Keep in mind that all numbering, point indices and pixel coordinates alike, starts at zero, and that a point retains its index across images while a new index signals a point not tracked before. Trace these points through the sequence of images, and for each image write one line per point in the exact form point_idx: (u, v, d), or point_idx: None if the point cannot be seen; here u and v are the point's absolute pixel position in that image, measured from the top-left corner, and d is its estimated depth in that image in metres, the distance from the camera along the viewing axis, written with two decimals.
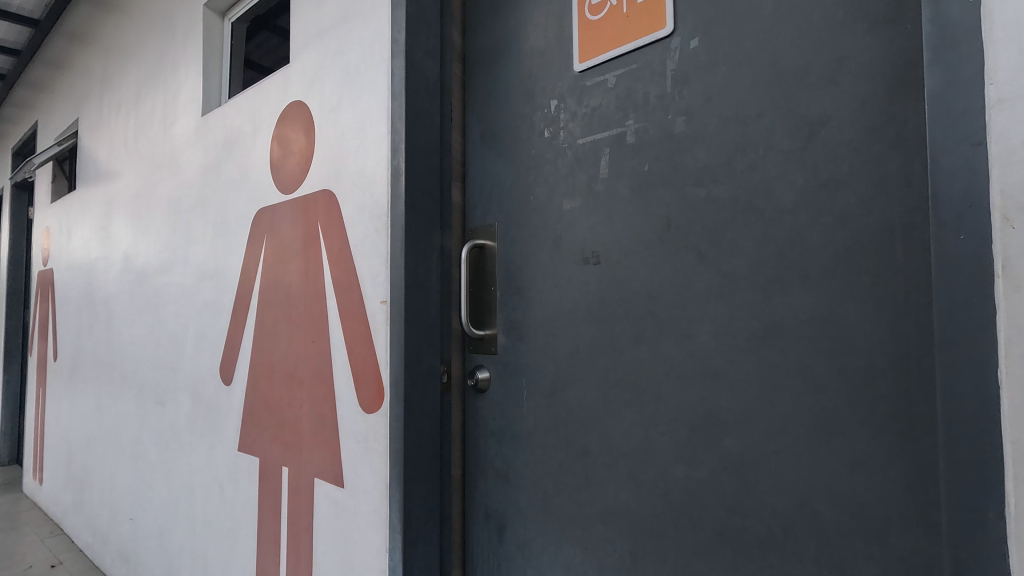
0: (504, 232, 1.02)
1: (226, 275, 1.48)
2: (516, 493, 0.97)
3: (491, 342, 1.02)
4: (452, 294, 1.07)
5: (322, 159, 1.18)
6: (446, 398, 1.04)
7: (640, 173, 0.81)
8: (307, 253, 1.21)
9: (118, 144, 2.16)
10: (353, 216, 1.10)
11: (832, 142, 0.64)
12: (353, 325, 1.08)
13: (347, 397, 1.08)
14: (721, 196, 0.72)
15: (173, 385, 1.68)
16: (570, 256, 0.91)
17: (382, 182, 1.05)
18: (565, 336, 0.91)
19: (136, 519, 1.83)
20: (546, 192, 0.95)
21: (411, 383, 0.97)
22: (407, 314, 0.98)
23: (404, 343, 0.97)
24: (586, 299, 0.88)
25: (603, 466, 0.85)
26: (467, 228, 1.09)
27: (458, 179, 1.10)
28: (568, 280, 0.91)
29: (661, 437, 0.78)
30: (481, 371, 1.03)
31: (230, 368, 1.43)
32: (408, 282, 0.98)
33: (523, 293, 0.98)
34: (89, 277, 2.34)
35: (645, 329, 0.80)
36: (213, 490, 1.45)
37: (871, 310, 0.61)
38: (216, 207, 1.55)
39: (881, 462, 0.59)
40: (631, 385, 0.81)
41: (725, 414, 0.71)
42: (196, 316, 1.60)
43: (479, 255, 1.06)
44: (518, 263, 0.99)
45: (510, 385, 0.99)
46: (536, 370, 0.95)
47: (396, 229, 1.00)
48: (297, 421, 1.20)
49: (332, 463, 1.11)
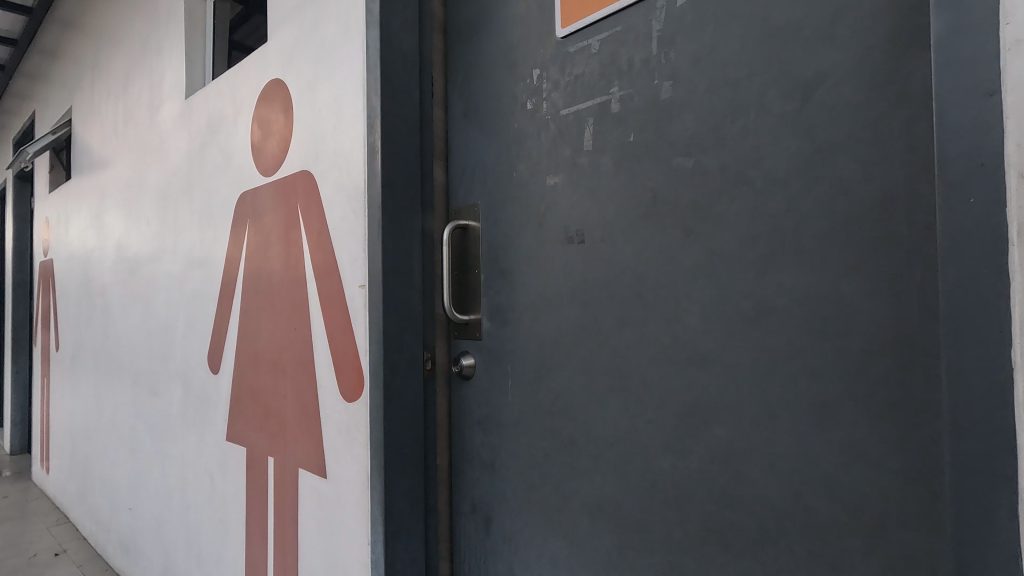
0: (487, 212, 0.97)
1: (212, 263, 1.45)
2: (502, 484, 0.93)
3: (475, 327, 0.98)
4: (435, 278, 1.02)
5: (300, 140, 1.14)
6: (430, 385, 1.00)
7: (625, 145, 0.76)
8: (288, 238, 1.17)
9: (108, 132, 2.13)
10: (331, 198, 1.06)
11: (829, 104, 0.58)
12: (334, 312, 1.04)
13: (328, 386, 1.05)
14: (709, 167, 0.67)
15: (165, 375, 1.66)
16: (554, 236, 0.86)
17: (359, 162, 1.00)
18: (549, 321, 0.86)
19: (133, 509, 1.83)
20: (529, 168, 0.90)
21: (392, 370, 0.94)
22: (385, 299, 0.94)
23: (383, 329, 0.93)
24: (570, 280, 0.83)
25: (588, 457, 0.80)
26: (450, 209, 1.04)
27: (441, 158, 1.05)
28: (551, 261, 0.86)
29: (649, 425, 0.73)
30: (465, 358, 0.99)
31: (218, 357, 1.40)
32: (387, 265, 0.94)
33: (506, 275, 0.93)
34: (85, 267, 2.33)
35: (631, 312, 0.75)
36: (204, 480, 1.44)
37: (871, 288, 0.55)
38: (201, 193, 1.51)
39: (884, 452, 0.54)
40: (617, 371, 0.77)
41: (714, 402, 0.66)
42: (185, 304, 1.57)
43: (462, 237, 1.02)
44: (501, 244, 0.94)
45: (495, 371, 0.95)
46: (520, 356, 0.90)
47: (373, 211, 0.96)
48: (281, 411, 1.17)
49: (316, 454, 1.07)
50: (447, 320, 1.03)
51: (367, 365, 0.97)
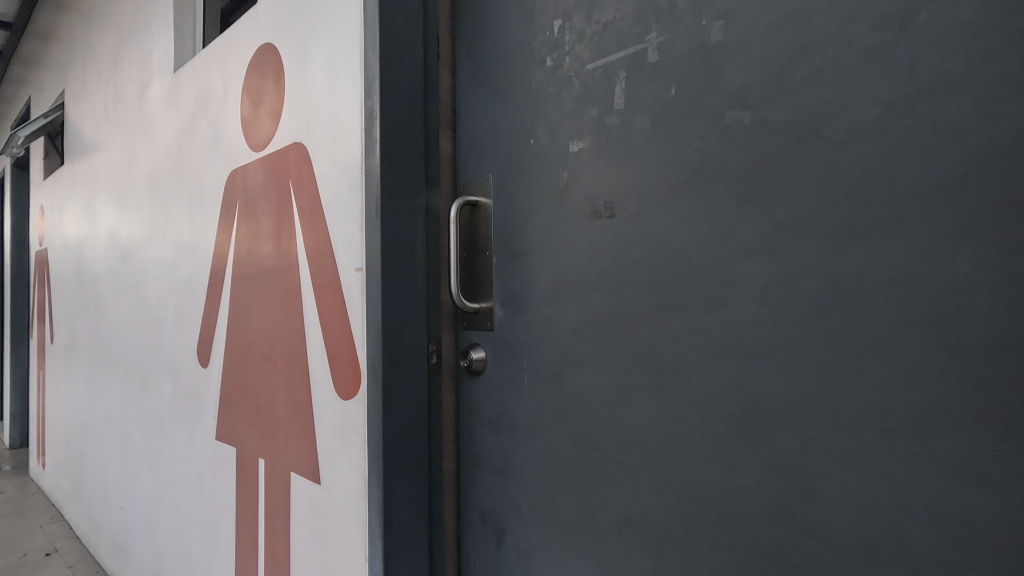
0: (500, 186, 0.86)
1: (201, 249, 1.34)
2: (516, 493, 0.82)
3: (487, 316, 0.87)
4: (441, 261, 0.91)
5: (292, 109, 1.03)
6: (436, 381, 0.89)
7: (664, 100, 0.64)
8: (280, 219, 1.06)
9: (99, 114, 2.03)
10: (326, 173, 0.95)
11: (934, 33, 0.46)
12: (328, 299, 0.94)
13: (322, 382, 0.94)
14: (772, 121, 0.55)
15: (155, 368, 1.56)
16: (577, 210, 0.74)
17: (356, 131, 0.89)
18: (571, 309, 0.75)
19: (124, 509, 1.74)
20: (548, 134, 0.78)
21: (392, 363, 0.83)
22: (384, 283, 0.83)
23: (382, 316, 0.82)
24: (596, 262, 0.72)
25: (618, 465, 0.69)
26: (457, 185, 0.93)
27: (448, 127, 0.94)
28: (575, 239, 0.74)
29: (691, 430, 0.62)
30: (475, 351, 0.88)
31: (207, 349, 1.30)
32: (387, 244, 0.83)
33: (522, 257, 0.82)
34: (78, 255, 2.24)
35: (671, 297, 0.64)
36: (193, 481, 1.34)
37: (991, 264, 0.44)
38: (191, 173, 1.40)
39: (1010, 469, 0.43)
40: (653, 367, 0.65)
41: (777, 404, 0.55)
42: (175, 292, 1.47)
43: (472, 216, 0.91)
44: (516, 222, 0.83)
45: (510, 365, 0.84)
46: (537, 348, 0.79)
47: (372, 184, 0.85)
48: (273, 409, 1.06)
49: (309, 457, 0.97)
50: (455, 309, 0.92)
51: (364, 357, 0.87)
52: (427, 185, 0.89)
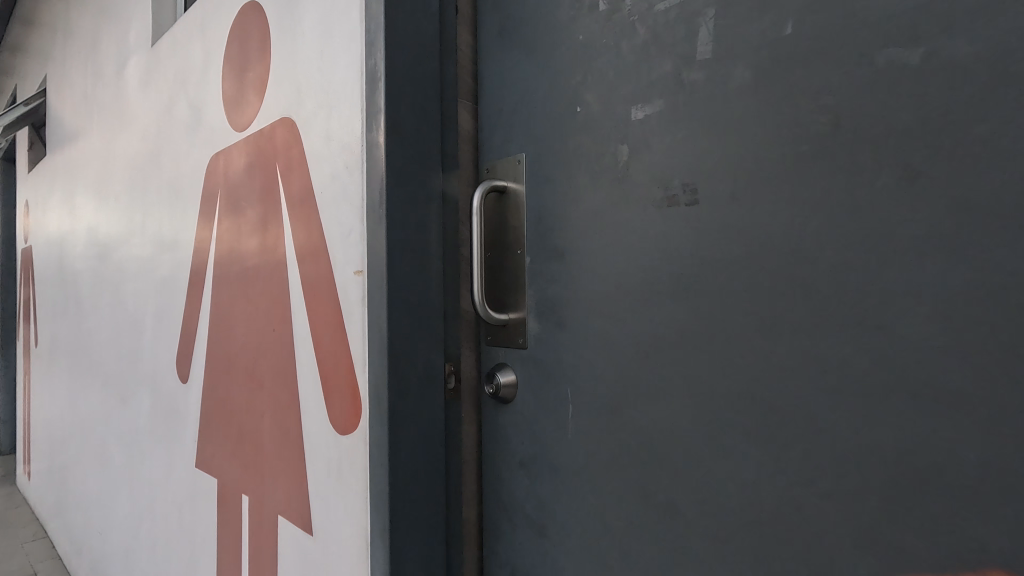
0: (535, 168, 0.69)
1: (181, 246, 1.17)
2: (557, 554, 0.65)
3: (519, 331, 0.70)
4: (461, 261, 0.74)
5: (279, 78, 0.86)
6: (455, 409, 0.72)
7: (774, 43, 0.47)
8: (266, 210, 0.89)
9: (78, 98, 1.86)
10: (319, 153, 0.78)
11: None
12: (321, 307, 0.77)
13: (314, 407, 0.77)
14: (956, 60, 0.37)
15: (133, 379, 1.40)
16: (642, 197, 0.57)
17: (355, 100, 0.72)
18: (632, 324, 0.58)
19: (103, 532, 1.58)
20: (601, 99, 0.61)
21: (400, 390, 0.66)
22: (390, 289, 0.66)
23: (387, 331, 0.65)
24: (669, 263, 0.55)
25: (699, 535, 0.52)
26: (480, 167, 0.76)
27: (468, 97, 0.77)
28: (638, 234, 0.57)
29: (815, 499, 0.45)
30: (504, 373, 0.71)
31: (188, 361, 1.13)
32: (394, 240, 0.66)
33: (564, 258, 0.65)
34: (59, 253, 2.08)
35: (783, 315, 0.46)
36: (172, 511, 1.18)
37: None
38: (169, 160, 1.23)
39: None
40: (754, 408, 0.48)
41: (961, 475, 0.38)
42: (154, 295, 1.30)
43: (498, 205, 0.73)
44: (557, 213, 0.66)
45: (548, 392, 0.67)
46: (586, 373, 0.62)
47: (374, 165, 0.68)
48: (258, 436, 0.90)
49: (298, 497, 0.80)
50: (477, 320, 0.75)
51: (365, 381, 0.70)
52: (443, 167, 0.72)
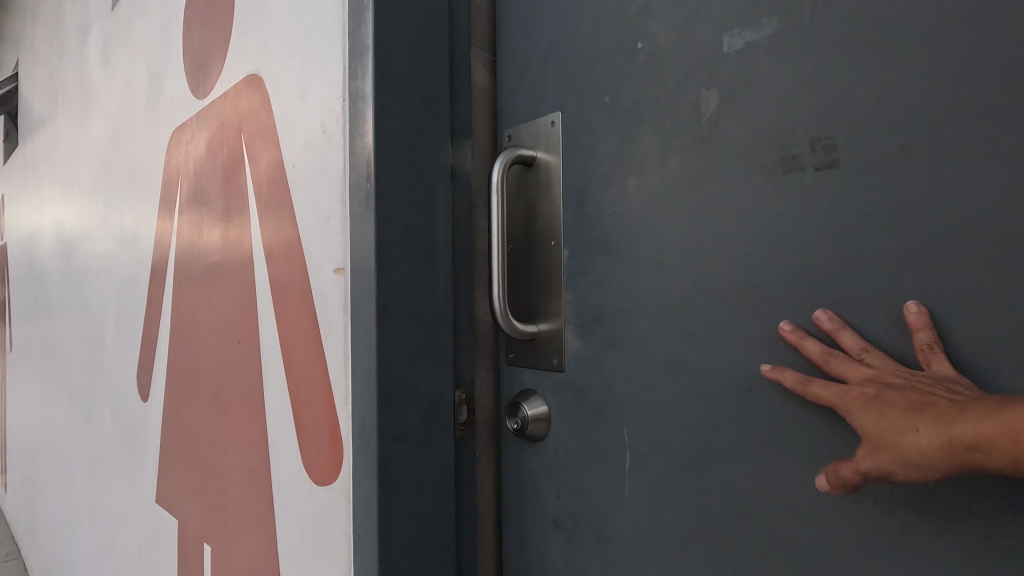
0: (575, 133, 0.52)
1: (141, 240, 1.00)
2: None
3: (555, 349, 0.54)
4: (476, 256, 0.57)
5: (244, 28, 0.69)
6: (467, 449, 0.55)
7: None
8: (230, 195, 0.72)
9: (45, 79, 1.69)
10: (291, 115, 0.61)
11: None
12: (293, 315, 0.59)
13: (285, 446, 0.60)
14: None
15: (96, 394, 1.23)
16: (739, 164, 0.40)
17: (334, 42, 0.54)
18: (724, 344, 0.41)
19: (69, 563, 1.41)
20: (673, 30, 0.44)
21: (400, 427, 0.49)
22: (382, 291, 0.48)
23: (377, 350, 0.48)
24: (787, 259, 0.38)
25: None
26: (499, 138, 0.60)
27: (484, 46, 0.60)
28: (734, 217, 0.41)
29: None
30: (532, 405, 0.55)
31: (147, 374, 0.96)
32: (389, 224, 0.49)
33: (618, 253, 0.48)
34: (30, 251, 1.91)
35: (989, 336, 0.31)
36: (133, 552, 1.01)
37: None
38: (130, 141, 1.06)
39: None
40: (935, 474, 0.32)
41: None
42: (116, 298, 1.13)
43: (522, 185, 0.57)
44: (608, 192, 0.49)
45: (599, 431, 0.50)
46: (655, 408, 0.46)
47: (360, 121, 0.50)
48: (221, 475, 0.73)
49: (267, 559, 0.63)
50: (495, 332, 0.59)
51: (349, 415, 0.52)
52: (452, 131, 0.55)
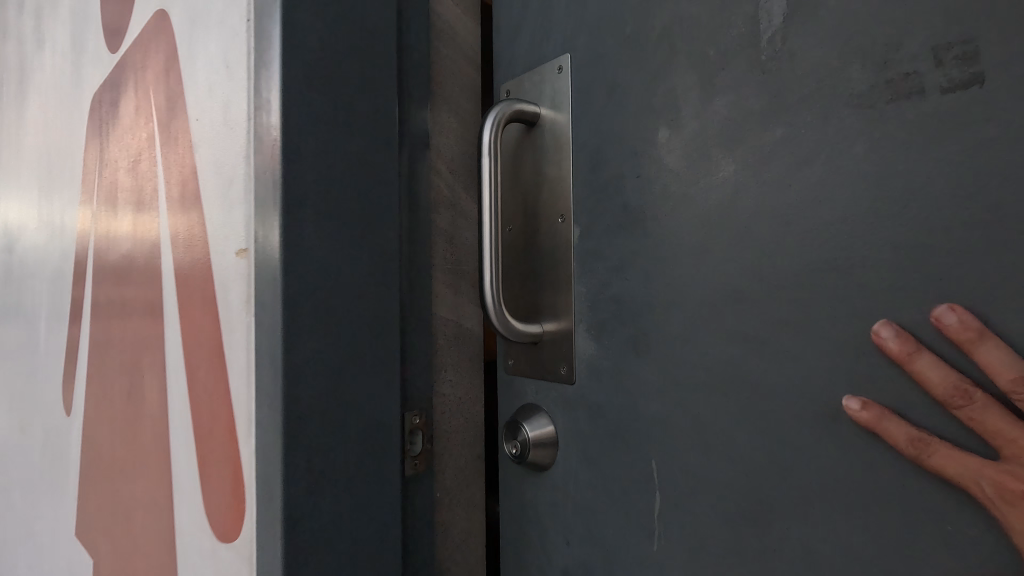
0: (585, 81, 0.41)
1: (67, 236, 0.89)
2: None
3: (563, 356, 0.43)
4: (433, 249, 0.47)
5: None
6: (419, 482, 0.46)
7: None
8: (142, 179, 0.63)
9: None
10: (201, 70, 0.51)
11: None
12: (198, 311, 0.50)
13: (192, 473, 0.51)
14: None
15: (25, 406, 1.10)
16: (814, 96, 0.29)
17: None
18: (791, 351, 0.30)
19: None
20: None
21: (318, 452, 0.39)
22: (289, 279, 0.38)
23: (281, 356, 0.38)
24: (883, 228, 0.26)
25: None
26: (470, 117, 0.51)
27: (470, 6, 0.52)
28: (800, 173, 0.29)
29: None
30: (537, 425, 0.44)
31: (70, 384, 0.85)
32: (301, 196, 0.39)
33: (641, 231, 0.37)
34: None
35: None
36: None
37: None
38: (58, 122, 0.95)
39: None
40: None
41: None
42: (44, 300, 1.01)
43: (523, 151, 0.46)
44: (626, 150, 0.38)
45: (616, 460, 0.39)
46: (692, 434, 0.34)
47: (264, 62, 0.40)
48: (138, 500, 0.64)
49: None
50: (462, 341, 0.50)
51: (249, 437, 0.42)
52: (399, 91, 0.45)
